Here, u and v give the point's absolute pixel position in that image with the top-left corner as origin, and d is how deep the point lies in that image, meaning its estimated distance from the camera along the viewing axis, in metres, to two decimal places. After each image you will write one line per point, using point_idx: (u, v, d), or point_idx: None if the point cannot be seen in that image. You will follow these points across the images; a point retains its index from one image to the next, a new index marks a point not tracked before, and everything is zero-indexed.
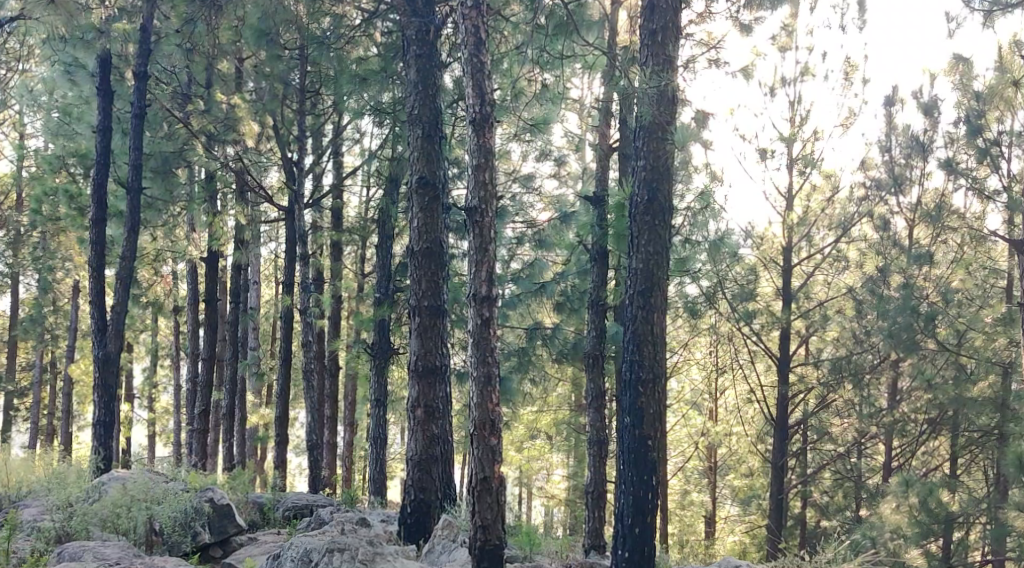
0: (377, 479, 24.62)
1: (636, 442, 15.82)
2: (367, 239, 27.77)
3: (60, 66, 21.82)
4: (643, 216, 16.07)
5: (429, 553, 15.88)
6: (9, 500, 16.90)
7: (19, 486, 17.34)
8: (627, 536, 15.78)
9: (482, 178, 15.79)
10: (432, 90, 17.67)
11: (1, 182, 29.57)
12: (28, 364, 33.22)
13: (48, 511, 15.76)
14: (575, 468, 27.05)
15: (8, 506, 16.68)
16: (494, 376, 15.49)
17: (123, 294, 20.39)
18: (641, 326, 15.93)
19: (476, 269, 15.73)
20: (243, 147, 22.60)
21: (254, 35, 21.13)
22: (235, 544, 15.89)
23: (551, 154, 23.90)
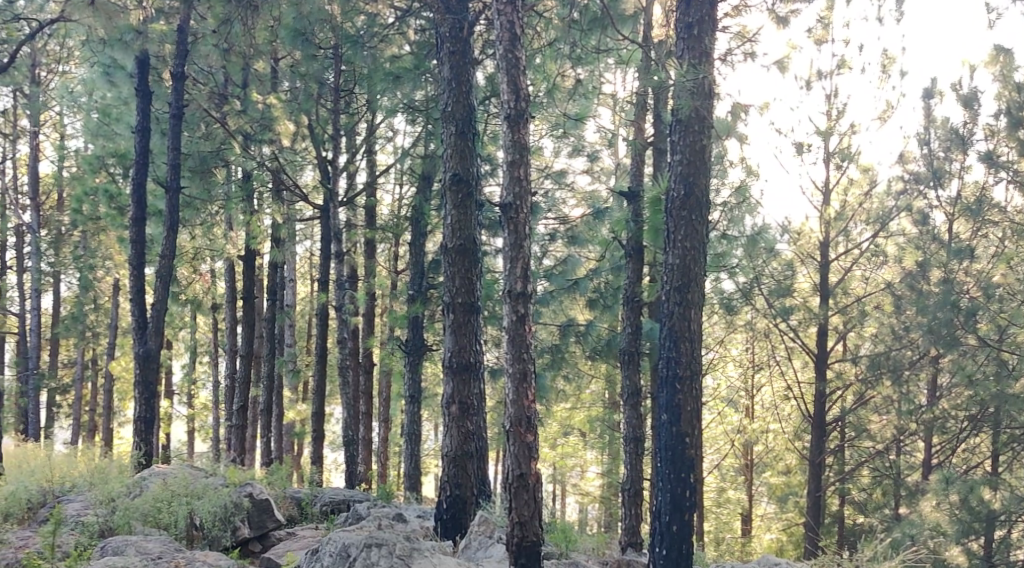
0: (412, 475, 24.68)
1: (674, 439, 15.78)
2: (401, 237, 27.89)
3: (99, 67, 21.96)
4: (679, 211, 15.99)
5: (465, 549, 15.84)
6: (53, 497, 16.98)
7: (63, 481, 17.46)
8: (665, 533, 15.71)
9: (517, 174, 15.77)
10: (465, 87, 17.64)
11: (43, 184, 29.87)
12: (70, 361, 33.58)
13: (90, 506, 15.83)
14: (611, 465, 27.01)
15: (52, 501, 16.76)
16: (530, 373, 15.44)
17: (163, 292, 20.52)
18: (678, 323, 15.89)
19: (512, 265, 15.69)
20: (279, 147, 22.78)
21: (291, 35, 21.42)
22: (273, 540, 16.04)
23: (584, 150, 23.85)
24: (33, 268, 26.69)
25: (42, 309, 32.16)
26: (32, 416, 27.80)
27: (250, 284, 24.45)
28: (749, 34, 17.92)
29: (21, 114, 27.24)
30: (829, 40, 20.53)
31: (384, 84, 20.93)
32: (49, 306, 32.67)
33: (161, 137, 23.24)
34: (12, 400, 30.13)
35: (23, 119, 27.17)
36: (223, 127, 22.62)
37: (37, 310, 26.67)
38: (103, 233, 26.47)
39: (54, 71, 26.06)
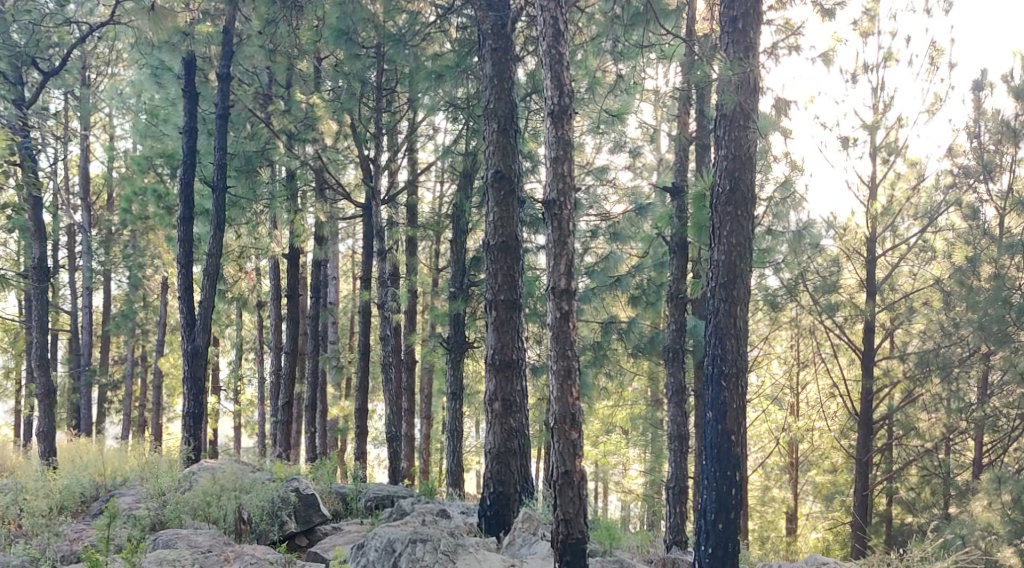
0: (455, 472, 24.71)
1: (719, 437, 15.67)
2: (442, 234, 27.93)
3: (147, 70, 22.13)
4: (724, 207, 15.89)
5: (510, 546, 15.83)
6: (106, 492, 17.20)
7: (115, 475, 17.68)
8: (710, 532, 15.59)
9: (560, 170, 15.69)
10: (507, 84, 17.61)
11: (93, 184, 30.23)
12: (119, 358, 33.99)
13: (142, 499, 16.07)
14: (654, 462, 26.91)
15: (104, 494, 16.98)
16: (574, 370, 15.34)
17: (210, 290, 20.67)
18: (724, 319, 15.78)
19: (555, 262, 15.61)
20: (323, 146, 22.84)
21: (334, 34, 21.06)
22: (320, 534, 15.97)
23: (626, 146, 23.72)
24: (83, 267, 27.00)
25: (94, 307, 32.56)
26: (82, 413, 28.14)
27: (295, 282, 24.62)
28: (793, 27, 17.80)
29: (71, 115, 27.58)
30: (874, 34, 20.33)
31: (427, 84, 20.87)
32: (100, 304, 33.08)
33: (207, 138, 23.36)
34: (64, 396, 30.52)
35: (74, 120, 27.50)
36: (267, 127, 22.78)
37: (88, 308, 27.00)
38: (151, 232, 26.73)
39: (104, 73, 26.35)
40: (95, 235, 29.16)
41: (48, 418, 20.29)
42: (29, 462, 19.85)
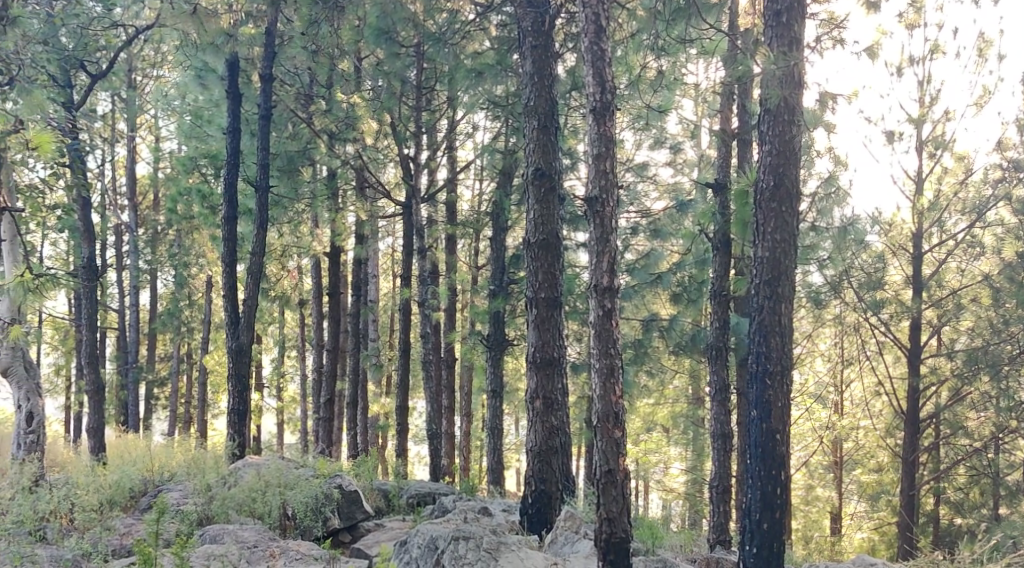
0: (496, 470, 24.71)
1: (764, 436, 15.54)
2: (482, 232, 27.94)
3: (192, 71, 22.22)
4: (768, 203, 15.73)
5: (552, 544, 15.76)
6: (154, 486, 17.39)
7: (163, 471, 17.90)
8: (755, 532, 15.45)
9: (603, 167, 15.52)
10: (547, 81, 17.52)
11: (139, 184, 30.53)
12: (166, 355, 34.29)
13: (189, 495, 16.10)
14: (696, 461, 26.76)
15: (152, 489, 17.16)
16: (617, 368, 15.06)
17: (254, 288, 20.76)
18: (768, 317, 15.64)
19: (598, 260, 15.41)
20: (363, 145, 22.86)
21: (374, 33, 21.22)
22: (363, 530, 16.10)
23: (666, 142, 23.62)
24: (131, 266, 27.23)
25: (140, 306, 32.90)
26: (130, 409, 28.40)
27: (336, 280, 24.74)
28: (837, 19, 17.59)
29: (118, 117, 27.83)
30: (919, 26, 20.12)
31: (466, 82, 20.79)
32: (146, 303, 33.42)
33: (250, 138, 23.50)
34: (112, 393, 30.86)
35: (121, 122, 27.79)
36: (309, 127, 22.88)
37: (135, 307, 27.30)
38: (196, 232, 26.91)
39: (149, 75, 26.62)
40: (142, 234, 29.46)
41: (98, 414, 20.48)
42: (80, 458, 20.10)
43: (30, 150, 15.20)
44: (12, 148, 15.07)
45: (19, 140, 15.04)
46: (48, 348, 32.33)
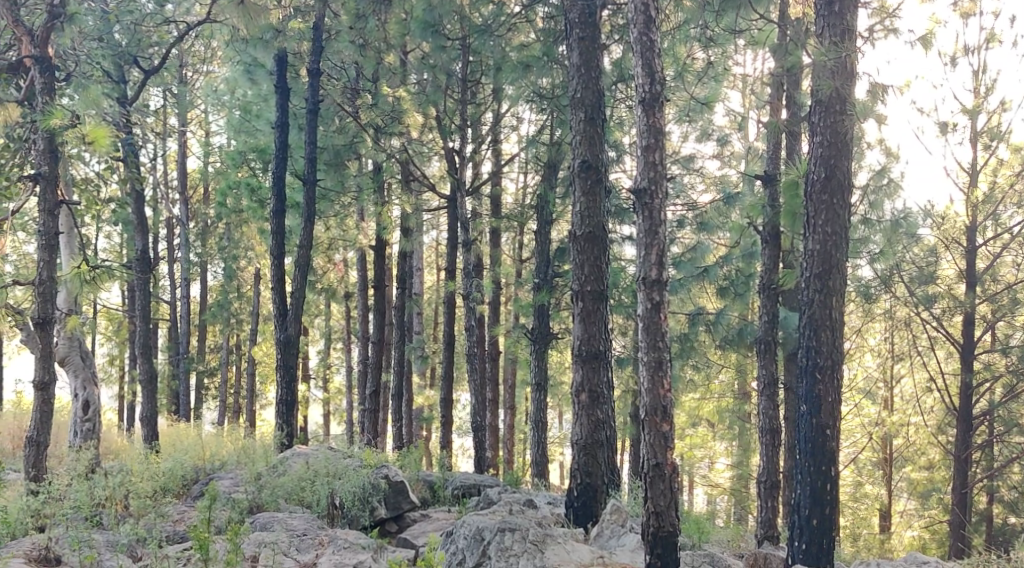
0: (540, 462, 24.64)
1: (814, 431, 15.34)
2: (527, 226, 27.87)
3: (241, 66, 22.37)
4: (819, 195, 15.54)
5: (598, 537, 15.64)
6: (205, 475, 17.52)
7: (214, 459, 18.02)
8: (804, 528, 15.27)
9: (651, 159, 14.99)
10: (594, 73, 17.29)
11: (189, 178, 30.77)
12: (215, 347, 34.60)
13: (240, 483, 16.36)
14: (742, 456, 26.56)
15: (202, 477, 17.27)
16: (665, 362, 14.64)
17: (301, 281, 20.82)
18: (819, 311, 15.45)
19: (646, 252, 14.92)
20: (408, 139, 22.84)
21: (421, 27, 21.42)
22: (409, 521, 16.02)
23: (713, 134, 23.44)
24: (182, 259, 27.45)
25: (190, 297, 33.19)
26: (180, 399, 28.65)
27: (382, 272, 24.79)
28: (890, 8, 17.32)
29: (170, 111, 28.07)
30: (974, 15, 19.79)
31: (513, 74, 20.85)
32: (196, 295, 33.71)
33: (298, 132, 23.59)
34: (163, 384, 31.15)
35: (171, 117, 28.02)
36: (355, 121, 22.84)
37: (186, 299, 27.53)
38: (245, 225, 27.07)
39: (199, 71, 26.80)
40: (192, 227, 29.69)
41: (151, 403, 20.64)
42: (133, 447, 20.30)
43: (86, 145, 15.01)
44: (70, 144, 14.99)
45: (76, 135, 14.94)
46: (102, 338, 32.70)
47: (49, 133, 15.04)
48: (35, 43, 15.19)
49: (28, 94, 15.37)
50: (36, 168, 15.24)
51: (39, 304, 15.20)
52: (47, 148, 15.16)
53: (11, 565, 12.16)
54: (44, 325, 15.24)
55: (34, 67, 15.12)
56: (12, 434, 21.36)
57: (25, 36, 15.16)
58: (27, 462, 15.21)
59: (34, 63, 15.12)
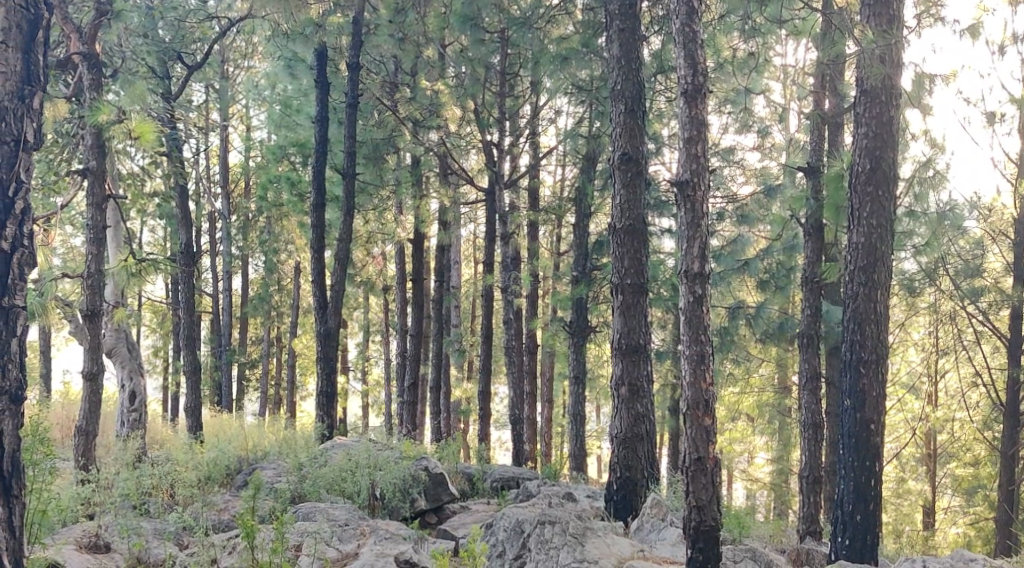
0: (578, 456, 24.56)
1: (858, 426, 15.16)
2: (565, 219, 27.82)
3: (282, 62, 22.55)
4: (864, 186, 15.35)
5: (638, 531, 15.53)
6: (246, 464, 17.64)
7: (256, 451, 18.14)
8: (848, 524, 15.07)
9: (693, 151, 14.73)
10: (634, 65, 17.13)
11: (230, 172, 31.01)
12: (256, 339, 34.92)
13: (283, 473, 16.42)
14: (783, 451, 26.35)
15: (245, 466, 17.36)
16: (707, 355, 14.38)
17: (341, 274, 20.85)
18: (863, 305, 15.25)
19: (688, 245, 14.65)
20: (447, 133, 22.77)
21: (460, 20, 21.48)
22: (449, 512, 16.22)
23: (754, 126, 23.25)
24: (224, 252, 27.67)
25: (233, 290, 33.47)
26: (224, 390, 28.89)
27: (420, 265, 24.81)
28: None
29: (212, 106, 28.28)
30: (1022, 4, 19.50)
31: (551, 66, 20.49)
32: (237, 288, 33.99)
33: (338, 127, 23.70)
34: (206, 376, 31.44)
35: (214, 112, 28.23)
36: (394, 115, 22.76)
37: (229, 291, 27.72)
38: (285, 218, 27.19)
39: (241, 66, 26.96)
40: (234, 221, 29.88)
41: (195, 394, 20.81)
42: (178, 437, 20.53)
43: (132, 141, 14.79)
44: (116, 139, 14.87)
45: (122, 131, 14.65)
46: (146, 330, 33.07)
47: (95, 130, 15.01)
48: (82, 39, 15.15)
49: (77, 91, 15.38)
50: (85, 163, 15.33)
51: (88, 297, 15.38)
52: (95, 144, 15.27)
53: (64, 552, 12.10)
54: (94, 317, 15.46)
55: (82, 63, 15.12)
56: (61, 424, 21.66)
57: (73, 33, 15.08)
58: (76, 451, 15.51)
59: (83, 61, 15.11)
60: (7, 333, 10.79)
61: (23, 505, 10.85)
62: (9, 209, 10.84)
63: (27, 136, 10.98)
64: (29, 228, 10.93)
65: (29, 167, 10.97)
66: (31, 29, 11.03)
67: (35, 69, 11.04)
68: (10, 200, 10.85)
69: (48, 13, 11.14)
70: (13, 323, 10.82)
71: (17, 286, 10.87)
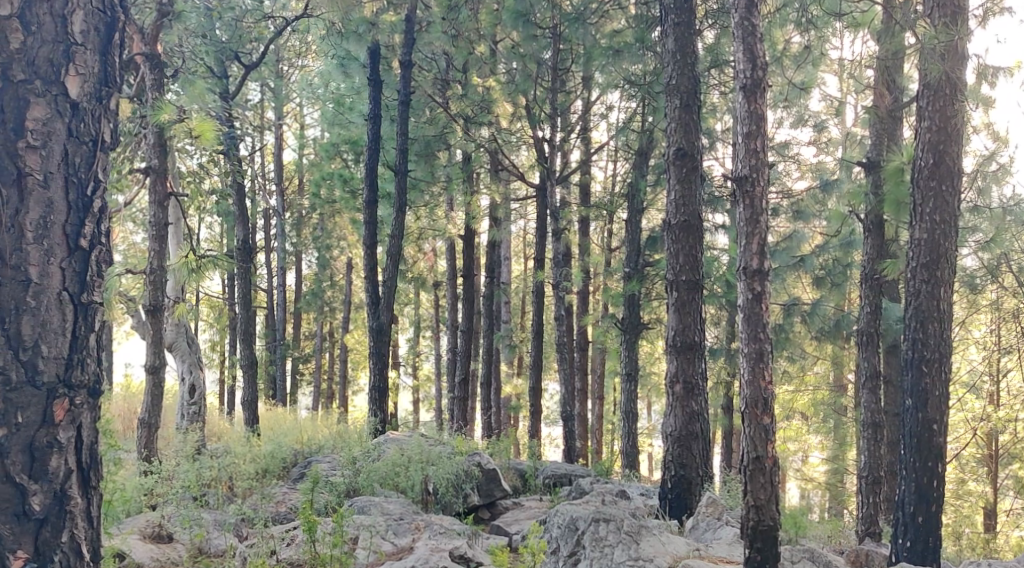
0: (631, 453, 24.39)
1: (920, 426, 14.86)
2: (617, 214, 27.66)
3: (335, 60, 22.45)
4: (927, 181, 15.04)
5: (693, 529, 15.32)
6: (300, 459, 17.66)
7: (310, 444, 18.18)
8: (909, 525, 14.79)
9: (752, 146, 14.45)
10: (690, 60, 16.89)
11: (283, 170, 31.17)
12: (309, 334, 35.13)
13: (336, 467, 16.40)
14: (839, 450, 26.01)
15: (299, 460, 17.39)
16: (766, 354, 14.13)
17: (394, 270, 20.83)
18: (926, 302, 14.94)
19: (746, 242, 14.43)
20: (499, 129, 22.70)
21: (512, 16, 21.09)
22: (501, 508, 16.22)
23: (809, 120, 22.94)
24: (278, 249, 27.80)
25: (286, 286, 33.68)
26: (278, 385, 29.03)
27: (471, 261, 24.75)
28: None
29: (266, 105, 28.43)
30: None
31: (604, 60, 20.35)
32: (290, 284, 34.20)
33: (390, 124, 23.74)
34: (260, 370, 31.62)
35: (268, 110, 28.38)
36: (444, 111, 22.86)
37: (283, 287, 27.83)
38: (338, 215, 27.25)
39: (294, 64, 27.03)
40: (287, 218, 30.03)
41: (250, 388, 20.94)
42: (234, 431, 20.65)
43: (193, 139, 14.81)
44: (176, 138, 15.01)
45: (183, 129, 14.58)
46: (202, 325, 33.35)
47: (157, 129, 15.09)
48: (145, 40, 15.25)
49: (139, 90, 15.44)
50: (147, 162, 15.41)
51: (150, 293, 15.47)
52: (157, 142, 15.35)
53: (130, 541, 12.02)
54: (155, 312, 15.51)
55: (145, 64, 15.19)
56: (121, 416, 21.87)
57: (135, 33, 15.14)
58: (138, 443, 15.61)
59: (146, 61, 15.26)
60: (86, 327, 9.37)
61: (98, 496, 9.50)
62: (87, 207, 9.44)
63: (103, 136, 9.59)
64: (107, 226, 9.56)
65: (106, 169, 9.59)
66: (108, 31, 9.60)
67: (112, 70, 9.64)
68: (88, 198, 9.45)
69: (123, 16, 9.72)
70: (92, 318, 9.42)
71: (93, 284, 9.48)
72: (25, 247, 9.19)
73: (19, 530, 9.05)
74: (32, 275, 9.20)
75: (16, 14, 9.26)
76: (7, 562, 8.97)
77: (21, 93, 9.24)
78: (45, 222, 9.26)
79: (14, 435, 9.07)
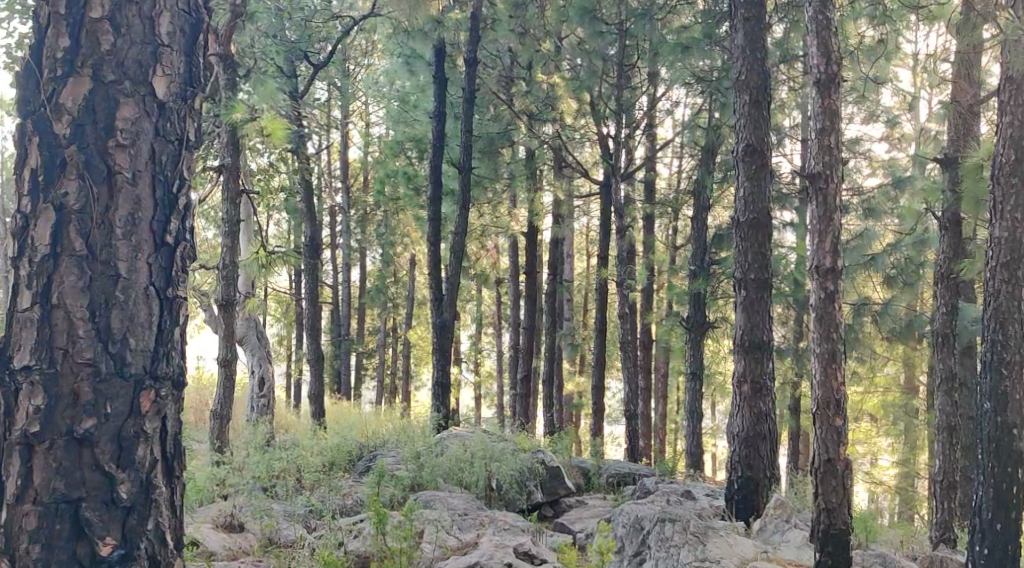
0: (694, 453, 24.03)
1: (998, 429, 14.19)
2: (682, 212, 27.34)
3: (400, 58, 22.36)
4: (1007, 177, 14.32)
5: (761, 531, 14.88)
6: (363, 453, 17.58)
7: (373, 439, 18.10)
8: (987, 532, 13.98)
9: (826, 143, 13.98)
10: (761, 56, 16.52)
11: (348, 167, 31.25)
12: (372, 331, 35.23)
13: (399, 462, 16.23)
14: (909, 453, 25.45)
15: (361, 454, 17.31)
16: (839, 354, 13.73)
17: (457, 266, 20.69)
18: (1005, 302, 14.24)
19: (820, 241, 14.01)
20: (564, 125, 22.42)
21: (578, 12, 21.27)
22: (565, 506, 16.01)
23: (881, 116, 22.42)
24: (343, 245, 27.81)
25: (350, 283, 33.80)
26: (342, 379, 29.09)
27: (534, 258, 24.56)
28: None
29: (331, 103, 28.49)
30: None
31: (672, 55, 19.99)
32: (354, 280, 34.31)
33: (455, 121, 23.65)
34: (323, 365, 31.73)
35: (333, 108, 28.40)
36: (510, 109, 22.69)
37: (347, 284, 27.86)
38: (402, 212, 27.21)
39: (359, 62, 27.03)
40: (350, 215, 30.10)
41: (315, 383, 20.96)
42: (299, 425, 20.67)
43: (263, 137, 14.74)
44: (247, 137, 14.94)
45: (253, 128, 14.50)
46: (267, 321, 33.56)
47: (229, 127, 15.04)
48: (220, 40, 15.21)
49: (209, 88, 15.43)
50: (219, 159, 15.38)
51: (223, 288, 15.49)
52: (230, 141, 15.30)
53: (202, 530, 12.02)
54: (226, 307, 15.51)
55: (217, 63, 15.18)
56: (189, 409, 22.00)
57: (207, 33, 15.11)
58: (210, 434, 15.65)
59: (219, 61, 15.28)
60: (171, 320, 8.36)
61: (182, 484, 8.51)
62: (173, 204, 8.42)
63: (189, 135, 8.57)
64: (193, 223, 8.54)
65: (192, 167, 8.59)
66: (193, 32, 8.58)
67: (198, 70, 8.63)
68: (173, 196, 8.43)
69: (209, 17, 8.72)
70: (177, 312, 8.40)
71: (179, 278, 8.46)
72: (114, 243, 8.18)
73: (108, 517, 8.05)
74: (121, 270, 8.18)
75: (107, 16, 8.29)
76: (96, 551, 8.00)
77: (109, 93, 8.26)
78: (133, 218, 8.24)
79: (102, 423, 8.07)
